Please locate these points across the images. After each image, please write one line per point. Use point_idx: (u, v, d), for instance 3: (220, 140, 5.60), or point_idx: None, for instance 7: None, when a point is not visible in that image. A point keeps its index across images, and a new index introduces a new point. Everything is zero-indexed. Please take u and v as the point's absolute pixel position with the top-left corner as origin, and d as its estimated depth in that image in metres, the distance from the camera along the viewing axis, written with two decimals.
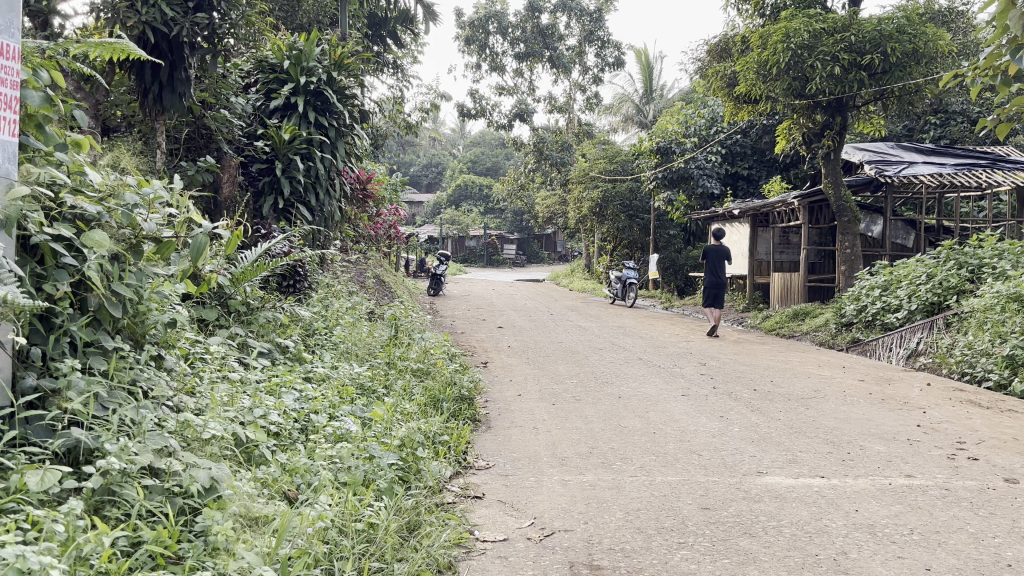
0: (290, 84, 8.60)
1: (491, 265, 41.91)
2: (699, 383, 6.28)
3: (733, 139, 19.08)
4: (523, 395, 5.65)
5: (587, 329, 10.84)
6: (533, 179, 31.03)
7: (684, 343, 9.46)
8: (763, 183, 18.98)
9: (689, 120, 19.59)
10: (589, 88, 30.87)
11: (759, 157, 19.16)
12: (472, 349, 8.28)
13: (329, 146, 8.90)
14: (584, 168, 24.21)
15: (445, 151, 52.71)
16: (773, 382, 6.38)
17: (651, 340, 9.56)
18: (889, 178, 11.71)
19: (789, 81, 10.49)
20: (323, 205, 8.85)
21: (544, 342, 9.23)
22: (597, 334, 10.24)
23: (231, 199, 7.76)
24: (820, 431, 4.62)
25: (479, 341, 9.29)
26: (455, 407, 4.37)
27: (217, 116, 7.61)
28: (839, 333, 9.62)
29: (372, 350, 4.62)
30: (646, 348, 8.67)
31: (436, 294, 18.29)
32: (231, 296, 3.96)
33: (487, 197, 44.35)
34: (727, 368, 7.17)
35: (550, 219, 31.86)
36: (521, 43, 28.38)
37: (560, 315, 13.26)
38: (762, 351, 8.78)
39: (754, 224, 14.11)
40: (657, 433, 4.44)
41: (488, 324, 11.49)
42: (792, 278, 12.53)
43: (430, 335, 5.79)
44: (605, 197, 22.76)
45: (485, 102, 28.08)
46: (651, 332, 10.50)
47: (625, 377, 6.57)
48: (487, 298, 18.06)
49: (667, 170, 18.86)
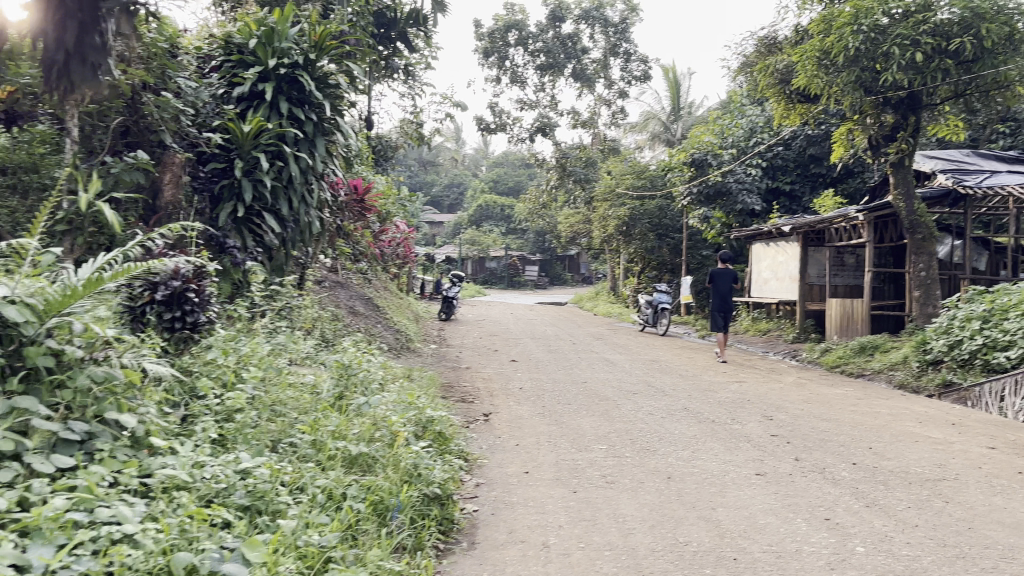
0: (257, 68, 7.12)
1: (512, 287, 40.32)
2: (776, 453, 4.58)
3: (774, 151, 17.55)
4: (532, 473, 4.00)
5: (616, 365, 9.19)
6: (555, 196, 29.52)
7: (736, 384, 7.77)
8: (808, 199, 17.30)
9: (726, 131, 17.95)
10: (615, 103, 29.37)
11: (804, 171, 17.53)
12: (474, 394, 6.67)
13: (306, 142, 7.42)
14: (610, 184, 22.70)
15: (467, 171, 51.40)
16: (875, 451, 4.69)
17: (694, 381, 7.90)
18: (968, 190, 10.00)
19: (857, 71, 8.85)
20: (297, 215, 7.34)
21: (566, 382, 7.61)
22: (630, 371, 8.57)
23: (173, 205, 6.34)
24: (996, 555, 2.93)
25: (485, 380, 7.67)
26: (416, 521, 2.74)
27: (159, 100, 6.17)
28: (924, 373, 7.90)
29: (295, 427, 3.00)
30: (691, 393, 6.99)
31: (448, 319, 16.73)
32: (34, 342, 2.46)
33: (509, 217, 42.95)
34: (804, 426, 5.48)
35: (573, 239, 30.34)
36: (542, 54, 26.87)
37: (585, 346, 11.60)
38: (835, 397, 7.07)
39: (805, 243, 12.43)
40: (739, 562, 2.77)
41: (500, 357, 9.87)
42: (854, 305, 10.80)
43: (403, 392, 4.16)
44: (633, 215, 21.20)
45: (505, 116, 26.62)
46: (693, 370, 8.81)
47: (671, 440, 4.92)
48: (503, 323, 16.46)
49: (703, 184, 17.22)
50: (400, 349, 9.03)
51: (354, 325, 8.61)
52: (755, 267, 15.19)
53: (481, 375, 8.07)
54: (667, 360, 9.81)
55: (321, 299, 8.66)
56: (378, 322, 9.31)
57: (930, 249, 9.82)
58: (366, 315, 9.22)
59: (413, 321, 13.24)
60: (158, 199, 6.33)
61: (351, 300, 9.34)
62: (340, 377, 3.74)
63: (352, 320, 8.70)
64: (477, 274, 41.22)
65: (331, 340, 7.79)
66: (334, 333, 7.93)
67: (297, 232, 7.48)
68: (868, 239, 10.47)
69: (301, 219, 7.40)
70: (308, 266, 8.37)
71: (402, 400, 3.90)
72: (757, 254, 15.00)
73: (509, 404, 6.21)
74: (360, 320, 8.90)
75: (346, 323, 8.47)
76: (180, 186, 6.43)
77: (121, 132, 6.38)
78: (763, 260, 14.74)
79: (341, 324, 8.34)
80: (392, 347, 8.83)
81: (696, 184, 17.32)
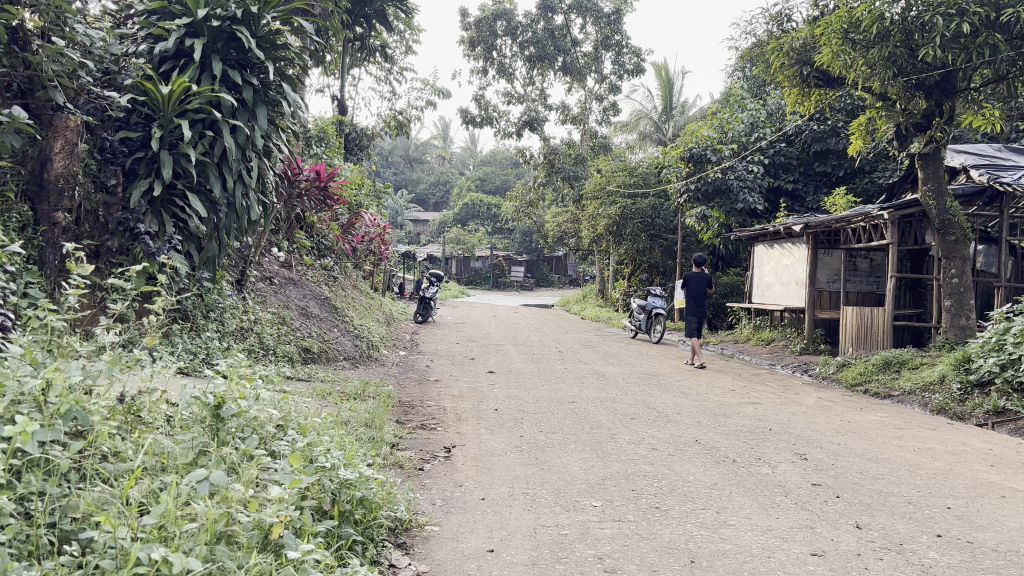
0: (185, 18, 5.93)
1: (497, 288, 39.12)
2: (832, 519, 3.42)
3: (776, 148, 16.55)
4: (500, 554, 2.81)
5: (608, 379, 8.04)
6: (542, 194, 28.37)
7: (750, 407, 6.63)
8: (812, 199, 16.25)
9: (725, 126, 16.88)
10: (606, 98, 28.26)
11: (807, 170, 16.63)
12: (440, 418, 5.50)
13: (244, 111, 6.27)
14: (600, 182, 21.61)
15: (454, 169, 50.19)
16: (959, 515, 3.53)
17: (701, 401, 6.75)
18: (1006, 188, 8.79)
19: (891, 45, 7.80)
20: (232, 195, 6.18)
21: (551, 401, 6.47)
22: (625, 388, 7.41)
23: (62, 178, 5.21)
24: None
25: (455, 397, 6.49)
26: None
27: (47, 48, 4.98)
28: (967, 397, 6.77)
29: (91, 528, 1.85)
30: (701, 419, 5.83)
31: (425, 321, 15.58)
32: None
33: (496, 216, 41.79)
34: (852, 471, 4.32)
35: (561, 239, 29.20)
36: (531, 45, 25.66)
37: (572, 354, 10.44)
38: (871, 425, 5.94)
39: (815, 245, 11.33)
40: None
41: (476, 367, 8.70)
42: (873, 313, 9.67)
43: (315, 437, 2.97)
44: (624, 215, 20.16)
45: (491, 109, 25.43)
46: (697, 387, 7.66)
47: (687, 492, 3.76)
48: (484, 326, 15.31)
49: (700, 181, 16.09)
50: (358, 357, 7.84)
51: (302, 328, 7.43)
52: (756, 271, 14.10)
53: (452, 390, 6.89)
54: (666, 374, 8.67)
55: (263, 297, 7.48)
56: (335, 324, 8.13)
57: (964, 252, 8.70)
58: (321, 317, 8.03)
59: (383, 324, 12.06)
60: (44, 170, 5.19)
61: (305, 299, 8.16)
62: (211, 422, 2.55)
63: (300, 323, 7.52)
64: (462, 274, 40.03)
65: (273, 348, 6.59)
66: (274, 339, 6.76)
67: (232, 216, 6.32)
68: (891, 241, 9.34)
69: (235, 202, 6.24)
70: (250, 259, 7.21)
71: (306, 456, 2.73)
72: (759, 256, 13.91)
73: (481, 433, 5.03)
74: (312, 323, 7.72)
75: (292, 327, 7.30)
76: (74, 156, 5.28)
77: (12, 89, 5.20)
78: (766, 263, 13.64)
79: (285, 327, 7.16)
80: (348, 355, 7.66)
81: (693, 181, 16.21)
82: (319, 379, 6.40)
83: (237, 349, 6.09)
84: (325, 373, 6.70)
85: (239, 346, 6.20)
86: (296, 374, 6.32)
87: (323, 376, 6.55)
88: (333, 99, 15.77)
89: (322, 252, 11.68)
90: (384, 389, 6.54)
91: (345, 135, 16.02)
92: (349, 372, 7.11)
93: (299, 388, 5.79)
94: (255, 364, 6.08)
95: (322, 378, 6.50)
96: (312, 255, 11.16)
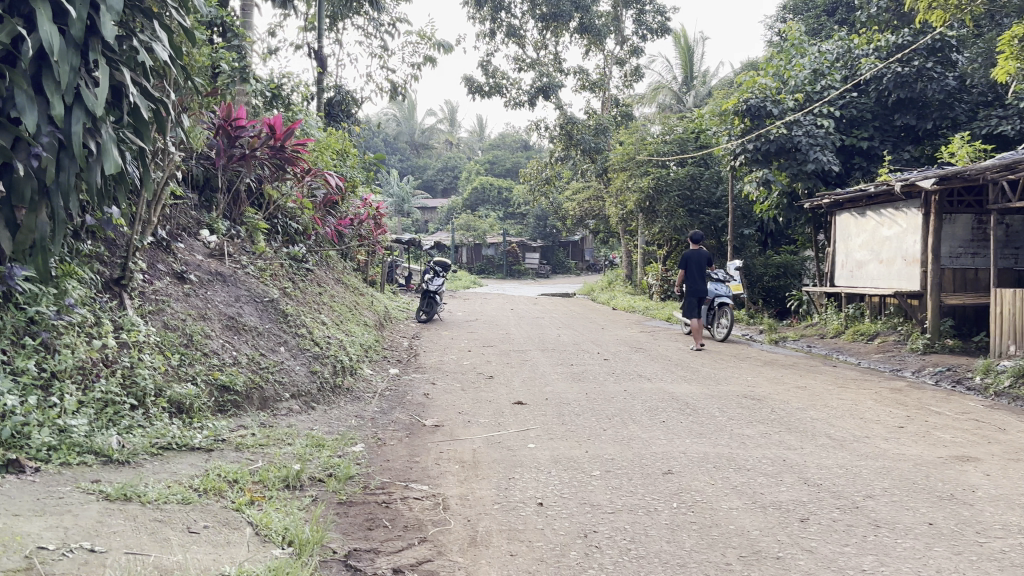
0: None
1: (512, 277, 36.32)
2: None
3: (847, 99, 13.71)
4: None
5: (698, 411, 5.33)
6: (559, 172, 25.60)
7: (971, 469, 3.89)
8: (893, 158, 13.43)
9: (785, 73, 14.16)
10: (628, 62, 25.42)
11: (883, 123, 13.76)
12: (436, 544, 2.78)
13: None
14: (628, 151, 18.85)
15: (462, 153, 47.38)
16: None
17: (880, 461, 4.01)
18: None
19: None
20: (69, 130, 3.50)
21: (633, 474, 3.75)
22: (737, 433, 4.68)
23: None
24: None
25: (468, 470, 3.78)
26: None
27: None
28: None
29: None
30: (936, 518, 3.09)
31: (429, 319, 12.92)
32: None
33: (507, 200, 39.12)
34: None
35: (580, 221, 26.44)
36: (544, 3, 22.79)
37: (626, 365, 7.73)
38: None
39: (939, 209, 8.56)
40: None
41: (496, 394, 6.01)
42: None
43: None
44: (659, 187, 17.41)
45: (501, 76, 22.61)
46: (843, 425, 4.92)
47: None
48: (501, 324, 12.63)
49: (760, 140, 13.31)
50: (318, 389, 5.12)
51: (220, 352, 4.71)
52: (840, 247, 11.33)
53: (462, 451, 4.17)
54: (775, 399, 5.92)
55: (161, 304, 4.75)
56: (285, 339, 5.40)
57: None
58: (260, 329, 5.30)
59: (373, 328, 9.40)
60: None
61: (238, 304, 5.43)
62: None
63: (217, 342, 4.79)
64: (474, 262, 37.24)
65: (152, 391, 3.87)
66: (162, 377, 4.04)
67: (70, 169, 3.61)
68: None
69: (71, 143, 3.51)
70: (132, 243, 4.49)
71: None
72: (845, 228, 11.15)
73: None
74: (241, 342, 5.00)
75: (204, 353, 4.57)
76: None
77: None
78: (854, 236, 10.86)
79: (190, 354, 4.44)
80: (298, 388, 4.95)
81: (749, 140, 13.46)
82: (225, 451, 3.71)
83: (71, 405, 3.40)
84: (241, 435, 4.00)
85: (80, 399, 3.50)
86: (184, 444, 3.64)
87: (236, 442, 3.84)
88: (309, 52, 13.05)
89: (290, 239, 9.04)
90: (345, 460, 3.83)
91: (326, 97, 13.32)
92: (292, 427, 4.41)
93: (168, 482, 3.10)
94: (103, 433, 3.38)
95: (235, 446, 3.81)
96: (274, 241, 8.53)
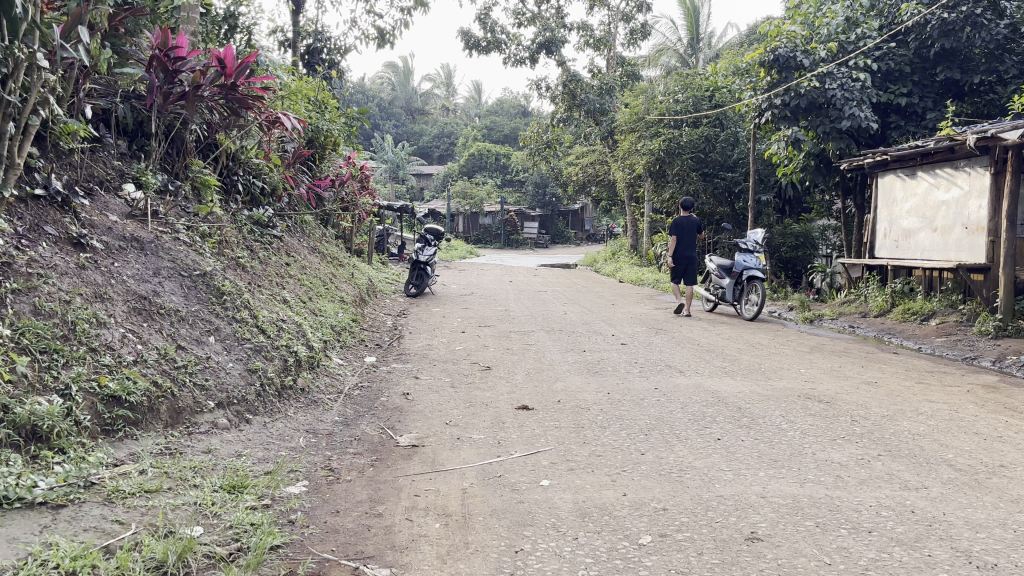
0: None
1: (510, 247, 34.94)
2: None
3: (884, 49, 12.17)
4: None
5: (758, 423, 4.07)
6: (561, 136, 24.17)
7: None
8: (934, 116, 12.06)
9: (815, 21, 12.73)
10: (634, 19, 23.87)
11: (925, 78, 12.36)
12: None
13: None
14: (637, 111, 17.46)
15: (460, 119, 45.79)
16: None
17: None
18: None
19: None
20: None
21: (701, 542, 2.48)
22: (823, 460, 3.42)
23: None
24: None
25: (454, 535, 2.51)
26: None
27: None
28: None
29: None
30: None
31: (421, 293, 11.66)
32: None
33: (506, 167, 37.66)
34: None
35: (583, 187, 25.04)
36: None
37: (650, 351, 6.47)
38: None
39: (1017, 166, 7.28)
40: None
41: (495, 392, 4.75)
42: None
43: None
44: (670, 149, 16.06)
45: (500, 31, 21.10)
46: (961, 448, 3.64)
47: None
48: (500, 298, 11.36)
49: (789, 94, 11.96)
50: (256, 395, 3.85)
51: (117, 347, 3.40)
52: (882, 213, 10.04)
53: (447, 495, 2.90)
54: (849, 402, 4.65)
55: (38, 276, 3.42)
56: (217, 326, 4.11)
57: None
58: (184, 313, 4.00)
59: (351, 303, 8.13)
60: None
61: (155, 279, 4.12)
62: None
63: (114, 331, 3.48)
64: (471, 232, 35.86)
65: None
66: (5, 389, 2.73)
67: None
68: None
69: None
70: None
71: None
72: (888, 192, 9.86)
73: None
74: (152, 331, 3.69)
75: (90, 349, 3.26)
76: None
77: None
78: (901, 201, 9.57)
79: (66, 349, 3.14)
80: (227, 396, 3.67)
81: (778, 94, 12.14)
82: (84, 509, 2.42)
83: None
84: (122, 476, 2.70)
85: None
86: (17, 500, 2.35)
87: (106, 490, 2.55)
88: None
89: (253, 199, 7.74)
90: (271, 518, 2.57)
91: (305, 43, 11.92)
92: (208, 458, 3.12)
93: None
94: None
95: (103, 499, 2.52)
96: (233, 202, 7.23)
